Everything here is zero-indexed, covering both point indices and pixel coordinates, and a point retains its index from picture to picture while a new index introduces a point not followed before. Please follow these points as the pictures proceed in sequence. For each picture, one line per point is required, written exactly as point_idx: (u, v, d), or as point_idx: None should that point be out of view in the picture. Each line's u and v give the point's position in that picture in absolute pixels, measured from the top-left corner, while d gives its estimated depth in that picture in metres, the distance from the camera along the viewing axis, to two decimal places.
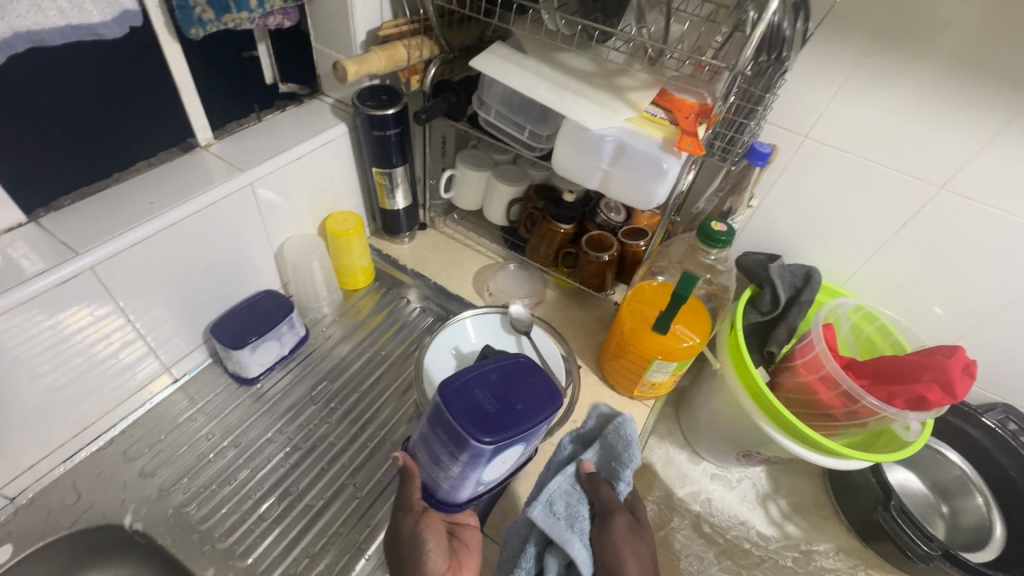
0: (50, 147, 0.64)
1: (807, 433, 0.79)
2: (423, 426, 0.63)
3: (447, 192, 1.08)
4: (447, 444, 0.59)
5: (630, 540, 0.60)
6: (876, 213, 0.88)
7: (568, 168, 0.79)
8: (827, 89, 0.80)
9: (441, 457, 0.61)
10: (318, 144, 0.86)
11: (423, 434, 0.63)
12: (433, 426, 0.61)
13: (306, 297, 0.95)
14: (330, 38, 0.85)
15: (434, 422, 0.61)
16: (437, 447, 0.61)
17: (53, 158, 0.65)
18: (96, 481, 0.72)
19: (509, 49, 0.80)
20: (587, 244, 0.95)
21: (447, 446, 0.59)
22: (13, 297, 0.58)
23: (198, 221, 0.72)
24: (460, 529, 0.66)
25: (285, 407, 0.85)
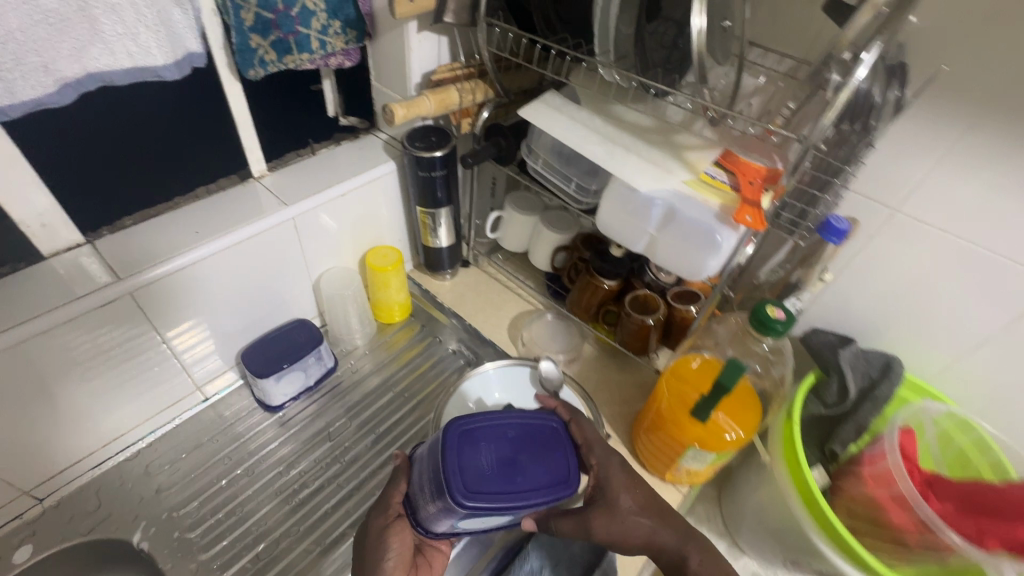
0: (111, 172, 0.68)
1: (865, 556, 0.67)
2: (425, 449, 0.62)
3: (493, 233, 1.06)
4: (432, 481, 0.57)
5: (616, 530, 0.61)
6: (978, 306, 0.75)
7: (612, 227, 0.73)
8: (925, 161, 0.69)
9: (423, 489, 0.58)
10: (365, 181, 0.86)
11: (423, 457, 0.62)
12: (431, 455, 0.59)
13: (340, 328, 0.95)
14: (388, 78, 0.86)
15: (433, 451, 0.59)
16: (425, 475, 0.59)
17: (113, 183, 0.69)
18: (117, 493, 0.75)
19: (562, 98, 0.76)
20: (630, 304, 0.89)
21: (432, 481, 0.57)
22: (47, 321, 0.61)
23: (237, 251, 0.75)
24: (429, 549, 0.64)
25: (301, 440, 0.84)
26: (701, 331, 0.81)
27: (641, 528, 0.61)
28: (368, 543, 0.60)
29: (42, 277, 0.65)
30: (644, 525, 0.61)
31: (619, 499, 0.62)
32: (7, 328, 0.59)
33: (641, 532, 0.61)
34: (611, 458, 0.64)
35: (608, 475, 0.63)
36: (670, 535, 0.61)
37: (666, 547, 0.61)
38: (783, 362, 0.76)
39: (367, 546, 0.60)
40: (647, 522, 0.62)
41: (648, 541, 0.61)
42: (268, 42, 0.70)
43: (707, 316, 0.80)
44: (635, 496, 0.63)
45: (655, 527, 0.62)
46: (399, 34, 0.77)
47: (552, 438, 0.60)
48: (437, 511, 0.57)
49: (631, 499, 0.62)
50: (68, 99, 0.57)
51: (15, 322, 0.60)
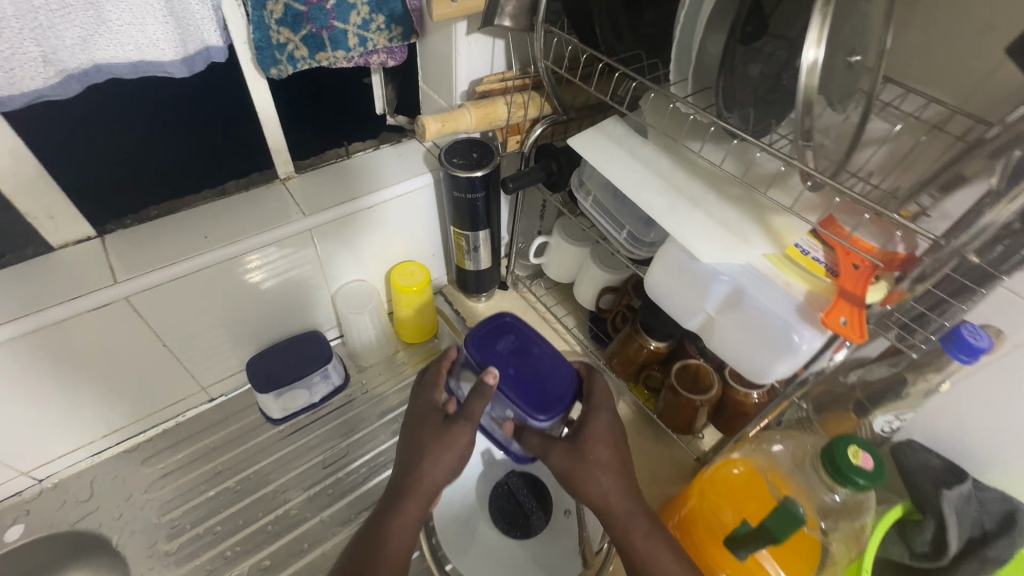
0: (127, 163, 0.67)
1: None
2: None
3: (537, 258, 0.95)
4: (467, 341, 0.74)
5: (573, 466, 0.62)
6: None
7: (661, 291, 0.59)
8: None
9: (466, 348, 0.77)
10: (396, 195, 0.78)
11: None
12: None
13: (355, 346, 0.88)
14: (435, 81, 0.76)
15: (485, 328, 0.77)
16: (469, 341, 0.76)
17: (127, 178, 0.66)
18: (110, 485, 0.74)
19: (626, 128, 0.63)
20: (677, 374, 0.75)
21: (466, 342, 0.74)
22: (35, 321, 0.58)
23: (247, 260, 0.69)
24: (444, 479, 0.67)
25: (295, 460, 0.79)
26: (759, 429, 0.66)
27: (598, 484, 0.61)
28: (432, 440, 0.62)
29: (45, 271, 0.62)
30: (602, 478, 0.61)
31: (589, 450, 0.63)
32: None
33: (597, 485, 0.61)
34: (603, 412, 0.66)
35: (590, 426, 0.64)
36: (619, 503, 0.60)
37: (613, 511, 0.60)
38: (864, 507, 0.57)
39: (432, 440, 0.62)
40: (607, 481, 0.61)
41: (598, 495, 0.61)
42: (299, 36, 0.63)
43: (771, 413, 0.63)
44: (607, 454, 0.63)
45: (612, 489, 0.61)
46: (448, 34, 0.67)
47: (560, 374, 0.69)
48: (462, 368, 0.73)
49: (601, 454, 0.63)
50: (73, 90, 0.53)
51: (7, 318, 0.58)
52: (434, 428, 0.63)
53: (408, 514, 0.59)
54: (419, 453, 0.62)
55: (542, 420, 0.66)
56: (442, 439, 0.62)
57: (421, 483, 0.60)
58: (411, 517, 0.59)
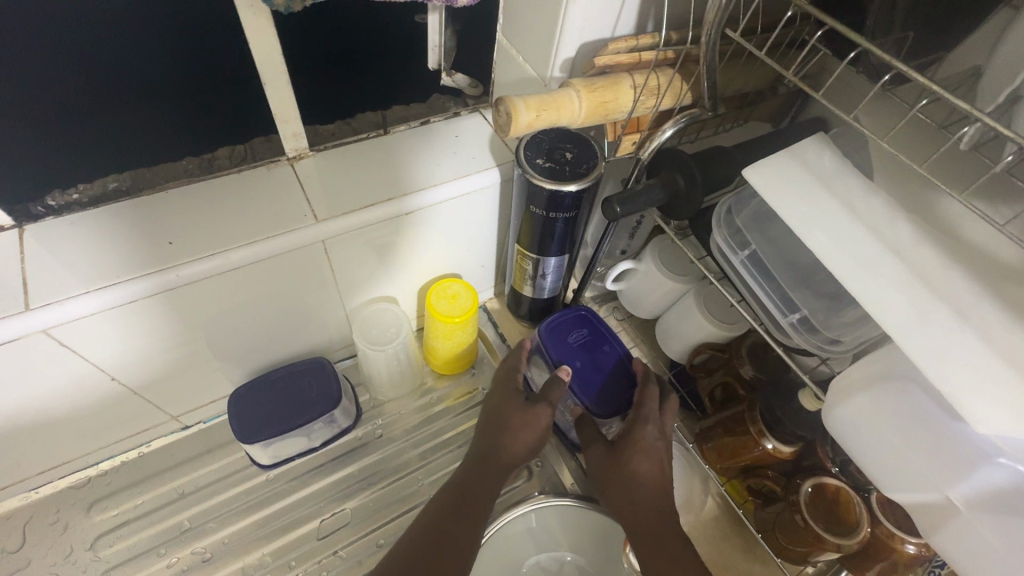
0: (70, 123, 0.46)
1: None
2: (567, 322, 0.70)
3: (616, 285, 0.72)
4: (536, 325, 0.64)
5: (606, 472, 0.53)
6: None
7: (851, 430, 0.38)
8: None
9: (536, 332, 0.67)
10: (444, 197, 0.55)
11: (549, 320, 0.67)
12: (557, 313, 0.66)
13: (372, 379, 0.68)
14: (523, 36, 0.51)
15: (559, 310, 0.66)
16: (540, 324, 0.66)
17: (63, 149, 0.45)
18: (46, 532, 0.58)
19: (831, 158, 0.39)
20: (807, 495, 0.54)
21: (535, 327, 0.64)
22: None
23: (226, 279, 0.49)
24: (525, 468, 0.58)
25: (279, 524, 0.61)
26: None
27: (630, 499, 0.51)
28: (511, 415, 0.55)
29: None
30: (633, 492, 0.51)
31: (627, 462, 0.52)
32: None
33: (627, 498, 0.51)
34: (653, 423, 0.53)
35: (636, 438, 0.52)
36: (651, 526, 0.49)
37: (637, 532, 0.50)
38: None
39: (510, 416, 0.55)
40: (640, 498, 0.51)
41: (624, 508, 0.51)
42: None
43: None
44: (649, 467, 0.51)
45: (643, 507, 0.50)
46: None
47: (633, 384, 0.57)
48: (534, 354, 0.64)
49: (639, 467, 0.51)
50: None
51: None
52: (513, 406, 0.56)
53: (482, 485, 0.53)
54: (497, 423, 0.56)
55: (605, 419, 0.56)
56: (525, 412, 0.55)
57: (499, 455, 0.54)
58: (484, 489, 0.53)
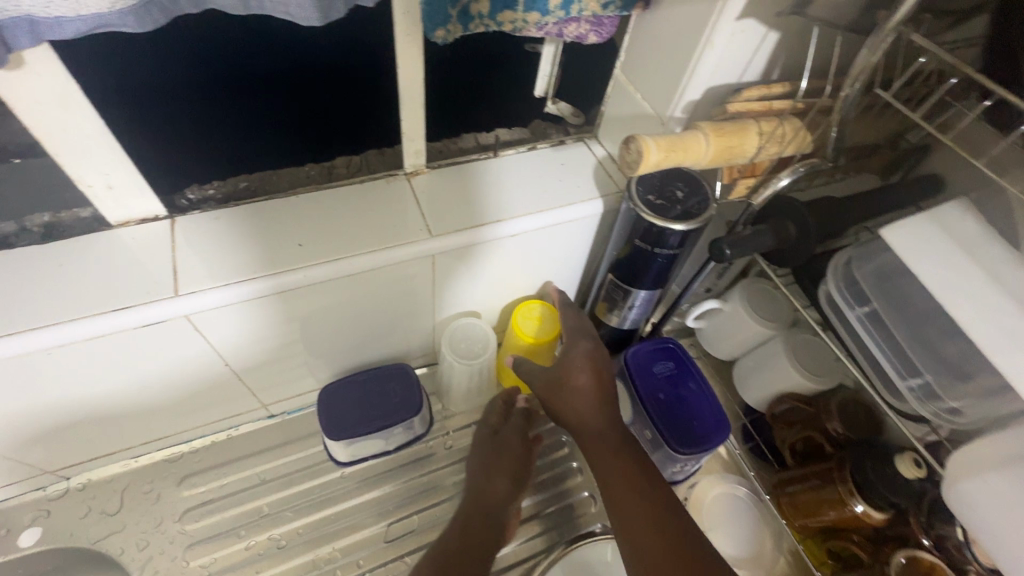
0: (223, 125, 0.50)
1: None
2: None
3: (697, 323, 0.72)
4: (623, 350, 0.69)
5: (554, 396, 0.56)
6: None
7: (980, 508, 0.37)
8: None
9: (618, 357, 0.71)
10: (548, 223, 0.57)
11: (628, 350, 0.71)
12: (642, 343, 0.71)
13: (446, 391, 0.69)
14: (645, 73, 0.52)
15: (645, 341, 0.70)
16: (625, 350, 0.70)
17: None
18: (140, 499, 0.62)
19: (975, 223, 0.38)
20: (898, 567, 0.52)
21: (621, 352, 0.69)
22: (63, 333, 0.43)
23: (344, 282, 0.51)
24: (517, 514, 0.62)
25: (352, 521, 0.63)
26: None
27: (576, 411, 0.55)
28: (486, 446, 0.62)
29: (85, 257, 0.47)
30: (581, 404, 0.55)
31: (567, 377, 0.56)
32: (21, 330, 0.43)
33: (575, 412, 0.55)
34: (580, 340, 0.59)
35: (569, 353, 0.58)
36: (596, 427, 0.53)
37: (591, 436, 0.53)
38: None
39: (484, 446, 0.63)
40: (585, 404, 0.55)
41: (577, 425, 0.55)
42: None
43: None
44: (588, 376, 0.56)
45: (590, 410, 0.54)
46: (701, 13, 0.44)
47: (712, 419, 0.61)
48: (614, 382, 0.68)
49: (580, 378, 0.56)
50: (154, 26, 0.36)
51: (38, 318, 0.44)
52: (485, 436, 0.63)
53: (475, 524, 0.56)
54: (477, 462, 0.62)
55: (679, 452, 0.59)
56: (503, 446, 0.62)
57: (487, 496, 0.58)
58: (476, 525, 0.55)
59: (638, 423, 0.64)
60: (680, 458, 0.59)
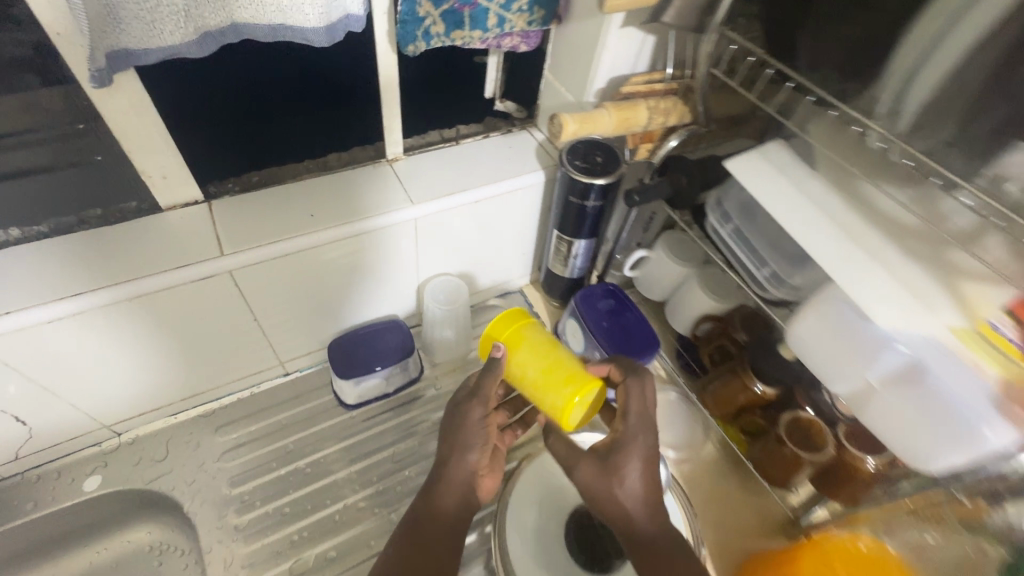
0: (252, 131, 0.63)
1: None
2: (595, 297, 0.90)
3: (632, 271, 0.89)
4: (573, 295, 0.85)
5: (602, 486, 0.55)
6: None
7: (808, 343, 0.54)
8: None
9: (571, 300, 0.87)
10: (505, 190, 0.73)
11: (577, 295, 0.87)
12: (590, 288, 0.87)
13: (432, 341, 0.84)
14: (566, 72, 0.70)
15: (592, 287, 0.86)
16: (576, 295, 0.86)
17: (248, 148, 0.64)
18: (184, 446, 0.74)
19: (790, 156, 0.56)
20: (786, 427, 0.69)
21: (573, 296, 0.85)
22: (139, 286, 0.56)
23: (349, 243, 0.66)
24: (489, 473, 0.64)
25: (366, 449, 0.77)
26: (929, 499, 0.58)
27: (622, 510, 0.55)
28: (453, 423, 0.61)
29: (145, 231, 0.59)
30: (628, 503, 0.55)
31: (619, 475, 0.55)
32: (106, 285, 0.55)
33: (622, 509, 0.55)
34: (640, 434, 0.57)
35: (625, 450, 0.56)
36: (640, 528, 0.55)
37: (633, 531, 0.55)
38: None
39: (451, 424, 0.61)
40: (632, 504, 0.55)
41: (616, 515, 0.56)
42: (439, 11, 0.59)
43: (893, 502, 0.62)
44: (639, 477, 0.56)
45: (636, 511, 0.55)
46: (596, 25, 0.61)
47: (645, 338, 0.77)
48: (569, 321, 0.84)
49: (637, 478, 0.55)
50: (207, 52, 0.50)
51: (119, 277, 0.56)
52: (453, 413, 0.62)
53: (443, 502, 0.58)
54: (447, 440, 0.61)
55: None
56: (469, 425, 0.60)
57: (449, 471, 0.59)
58: (453, 502, 0.58)
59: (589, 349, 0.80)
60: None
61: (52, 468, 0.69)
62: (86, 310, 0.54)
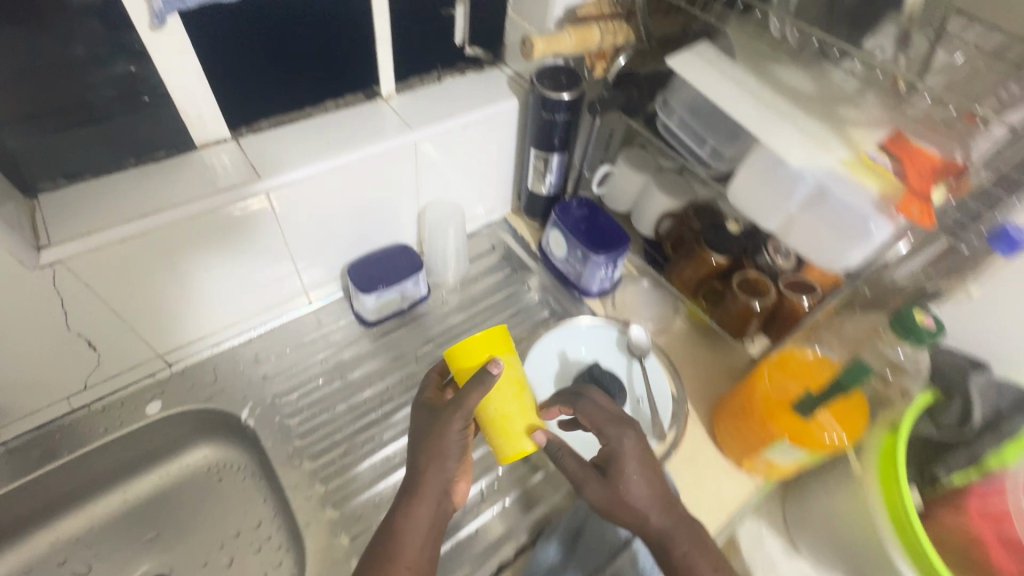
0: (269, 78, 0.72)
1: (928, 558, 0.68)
2: None
3: (600, 188, 1.02)
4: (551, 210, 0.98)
5: (613, 498, 0.62)
6: None
7: (744, 194, 0.69)
8: None
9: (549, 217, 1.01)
10: (485, 116, 0.85)
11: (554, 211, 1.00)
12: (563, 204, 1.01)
13: (435, 262, 0.95)
14: (528, 8, 0.82)
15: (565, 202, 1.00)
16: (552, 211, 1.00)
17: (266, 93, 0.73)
18: (231, 370, 0.83)
19: (716, 52, 0.70)
20: (738, 285, 0.83)
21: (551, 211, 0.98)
22: (189, 208, 0.65)
23: (361, 167, 0.76)
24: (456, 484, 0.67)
25: (391, 356, 0.89)
26: (840, 305, 0.78)
27: (639, 513, 0.61)
28: (431, 436, 0.62)
29: (185, 166, 0.69)
30: (641, 507, 0.61)
31: (621, 481, 0.62)
32: (162, 209, 0.64)
33: (639, 516, 0.61)
34: (625, 441, 0.63)
35: (617, 460, 0.63)
36: (659, 525, 0.60)
37: (656, 531, 0.60)
38: (908, 376, 0.76)
39: (429, 435, 0.62)
40: (645, 506, 0.61)
41: (637, 522, 0.61)
42: None
43: (829, 308, 0.78)
44: (641, 478, 0.62)
45: (650, 513, 0.61)
46: None
47: (617, 233, 0.91)
48: (551, 232, 0.97)
49: (634, 480, 0.62)
50: None
51: (171, 202, 0.65)
52: (433, 428, 0.62)
53: (415, 510, 0.61)
54: (424, 452, 0.62)
55: (599, 256, 0.88)
56: (448, 438, 0.62)
57: (423, 479, 0.61)
58: (428, 510, 0.61)
59: (571, 251, 0.93)
60: (599, 262, 0.89)
61: (117, 398, 0.78)
62: (146, 232, 0.63)
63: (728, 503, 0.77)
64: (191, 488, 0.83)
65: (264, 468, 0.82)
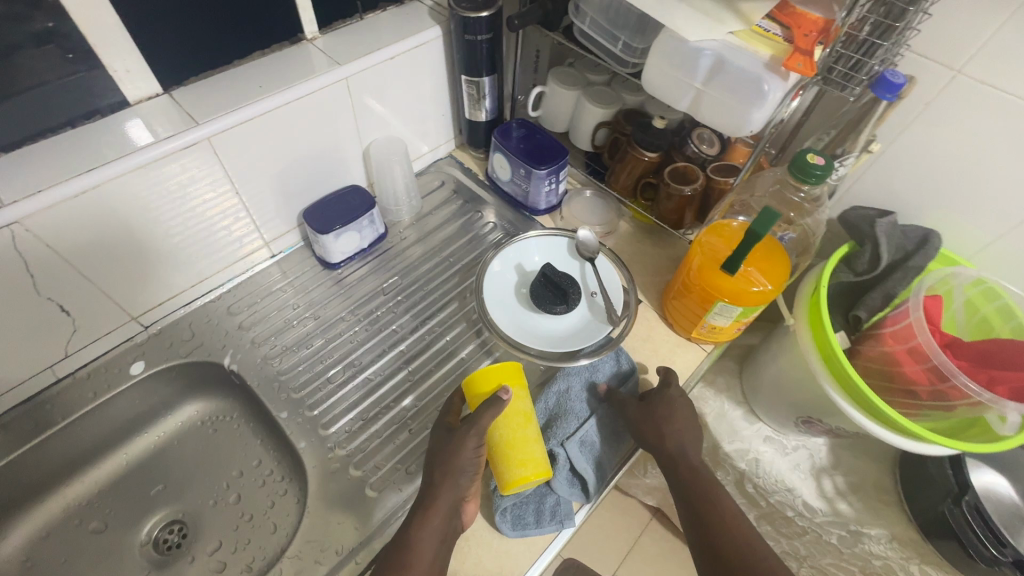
0: (196, 33, 0.73)
1: (872, 400, 0.74)
2: None
3: (535, 111, 1.06)
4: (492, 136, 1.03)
5: (651, 426, 0.72)
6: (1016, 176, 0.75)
7: (655, 82, 0.75)
8: (988, 17, 0.66)
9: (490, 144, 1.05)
10: (411, 47, 0.87)
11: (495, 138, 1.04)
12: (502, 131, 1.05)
13: (388, 200, 1.00)
14: None
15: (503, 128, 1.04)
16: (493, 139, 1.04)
17: (191, 48, 0.74)
18: (206, 326, 0.87)
19: None
20: (669, 175, 0.89)
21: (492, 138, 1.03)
22: (131, 161, 0.67)
23: (296, 107, 0.79)
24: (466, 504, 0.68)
25: (359, 293, 0.94)
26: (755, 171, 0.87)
27: (671, 438, 0.72)
28: (447, 452, 0.66)
29: (120, 125, 0.71)
30: (675, 436, 0.72)
31: (665, 415, 0.73)
32: (103, 164, 0.66)
33: (670, 447, 0.71)
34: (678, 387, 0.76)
35: (669, 398, 0.75)
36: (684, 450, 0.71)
37: (678, 455, 0.71)
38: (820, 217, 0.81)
39: (445, 448, 0.66)
40: (679, 435, 0.72)
41: (662, 449, 0.72)
42: None
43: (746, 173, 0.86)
44: (682, 416, 0.73)
45: (681, 443, 0.72)
46: None
47: (555, 148, 0.96)
48: (495, 158, 1.01)
49: (677, 415, 0.73)
50: None
51: (111, 157, 0.67)
52: (446, 448, 0.66)
53: (428, 521, 0.63)
54: (439, 467, 0.66)
55: (541, 170, 0.93)
56: (462, 457, 0.65)
57: (438, 491, 0.64)
58: (439, 522, 0.63)
59: (514, 170, 0.98)
60: (542, 175, 0.94)
61: (99, 364, 0.81)
62: (91, 189, 0.65)
63: (682, 372, 0.85)
64: (188, 441, 0.88)
65: (255, 410, 0.87)
